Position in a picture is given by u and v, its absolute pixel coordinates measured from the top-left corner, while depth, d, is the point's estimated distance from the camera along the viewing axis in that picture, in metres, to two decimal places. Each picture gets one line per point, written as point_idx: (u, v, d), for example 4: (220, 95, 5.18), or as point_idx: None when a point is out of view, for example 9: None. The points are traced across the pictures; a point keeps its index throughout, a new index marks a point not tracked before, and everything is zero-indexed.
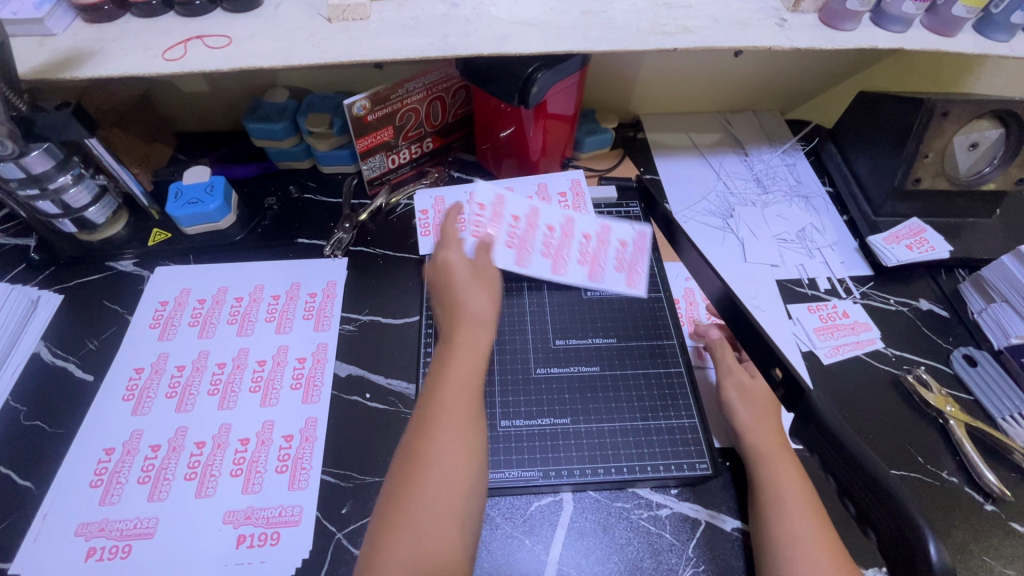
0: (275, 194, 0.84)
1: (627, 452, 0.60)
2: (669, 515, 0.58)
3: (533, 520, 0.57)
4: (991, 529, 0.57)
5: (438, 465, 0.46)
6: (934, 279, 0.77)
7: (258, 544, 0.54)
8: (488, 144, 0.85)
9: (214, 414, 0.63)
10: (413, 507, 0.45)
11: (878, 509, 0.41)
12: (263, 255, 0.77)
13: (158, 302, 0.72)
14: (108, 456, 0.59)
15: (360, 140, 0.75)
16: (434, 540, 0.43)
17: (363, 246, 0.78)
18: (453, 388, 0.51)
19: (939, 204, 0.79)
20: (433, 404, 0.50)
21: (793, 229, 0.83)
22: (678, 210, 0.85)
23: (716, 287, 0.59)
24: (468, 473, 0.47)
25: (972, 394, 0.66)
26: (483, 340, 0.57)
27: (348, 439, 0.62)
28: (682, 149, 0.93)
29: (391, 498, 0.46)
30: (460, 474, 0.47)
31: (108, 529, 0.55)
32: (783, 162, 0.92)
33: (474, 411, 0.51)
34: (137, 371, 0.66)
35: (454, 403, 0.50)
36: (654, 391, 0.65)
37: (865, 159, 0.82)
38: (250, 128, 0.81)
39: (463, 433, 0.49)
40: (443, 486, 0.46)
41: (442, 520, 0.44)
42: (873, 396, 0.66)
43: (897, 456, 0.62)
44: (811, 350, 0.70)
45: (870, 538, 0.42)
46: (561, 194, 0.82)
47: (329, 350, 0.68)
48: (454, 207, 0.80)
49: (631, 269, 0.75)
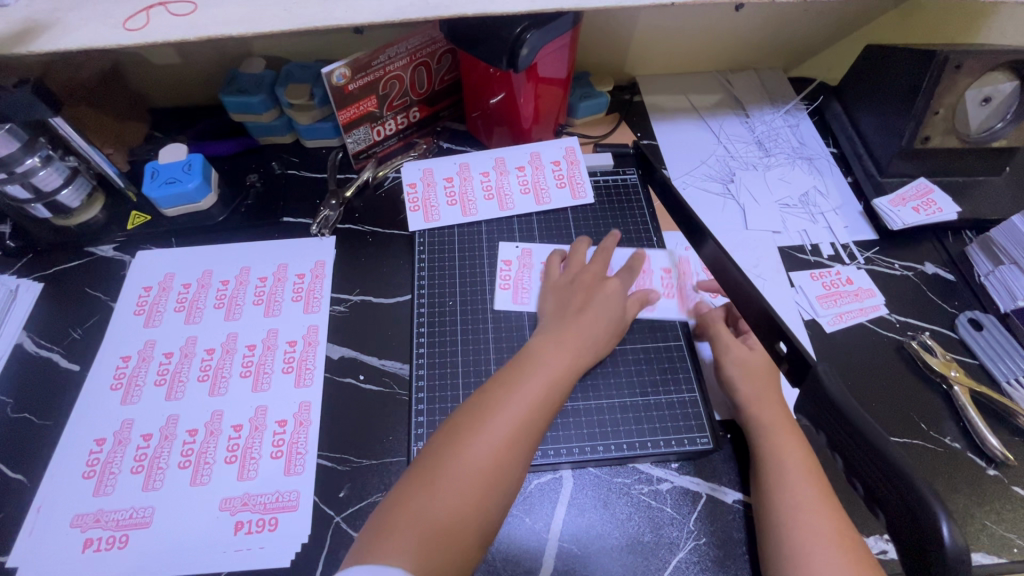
0: (256, 171, 0.81)
1: (627, 429, 0.60)
2: (670, 489, 0.57)
3: (532, 498, 0.57)
4: (993, 494, 0.57)
5: (482, 441, 0.49)
6: (940, 242, 0.75)
7: (256, 530, 0.54)
8: (477, 112, 0.81)
9: (205, 401, 0.61)
10: (445, 474, 0.47)
11: (892, 493, 0.38)
12: (248, 235, 0.75)
13: (140, 288, 0.70)
14: (99, 447, 0.58)
15: (343, 111, 0.72)
16: (452, 508, 0.46)
17: (351, 223, 0.76)
18: (528, 383, 0.54)
19: (949, 163, 0.75)
20: (502, 391, 0.53)
21: (795, 193, 0.80)
22: (677, 176, 0.82)
23: (713, 256, 0.57)
24: (509, 462, 0.49)
25: (977, 358, 0.65)
26: (574, 349, 0.59)
27: (343, 422, 0.61)
28: (680, 111, 0.89)
29: (443, 445, 0.49)
30: (507, 448, 0.49)
31: (104, 520, 0.54)
32: (785, 122, 0.88)
33: (541, 406, 0.53)
34: (124, 359, 0.64)
35: (523, 395, 0.53)
36: (654, 365, 0.64)
37: (873, 118, 0.79)
38: (226, 102, 0.77)
39: (517, 422, 0.51)
40: (487, 448, 0.49)
41: (471, 480, 0.47)
42: (877, 363, 0.65)
43: (900, 423, 0.61)
44: (813, 319, 0.68)
45: (879, 520, 0.39)
46: (555, 162, 0.79)
47: (320, 333, 0.66)
48: (444, 181, 0.77)
49: (682, 293, 0.69)
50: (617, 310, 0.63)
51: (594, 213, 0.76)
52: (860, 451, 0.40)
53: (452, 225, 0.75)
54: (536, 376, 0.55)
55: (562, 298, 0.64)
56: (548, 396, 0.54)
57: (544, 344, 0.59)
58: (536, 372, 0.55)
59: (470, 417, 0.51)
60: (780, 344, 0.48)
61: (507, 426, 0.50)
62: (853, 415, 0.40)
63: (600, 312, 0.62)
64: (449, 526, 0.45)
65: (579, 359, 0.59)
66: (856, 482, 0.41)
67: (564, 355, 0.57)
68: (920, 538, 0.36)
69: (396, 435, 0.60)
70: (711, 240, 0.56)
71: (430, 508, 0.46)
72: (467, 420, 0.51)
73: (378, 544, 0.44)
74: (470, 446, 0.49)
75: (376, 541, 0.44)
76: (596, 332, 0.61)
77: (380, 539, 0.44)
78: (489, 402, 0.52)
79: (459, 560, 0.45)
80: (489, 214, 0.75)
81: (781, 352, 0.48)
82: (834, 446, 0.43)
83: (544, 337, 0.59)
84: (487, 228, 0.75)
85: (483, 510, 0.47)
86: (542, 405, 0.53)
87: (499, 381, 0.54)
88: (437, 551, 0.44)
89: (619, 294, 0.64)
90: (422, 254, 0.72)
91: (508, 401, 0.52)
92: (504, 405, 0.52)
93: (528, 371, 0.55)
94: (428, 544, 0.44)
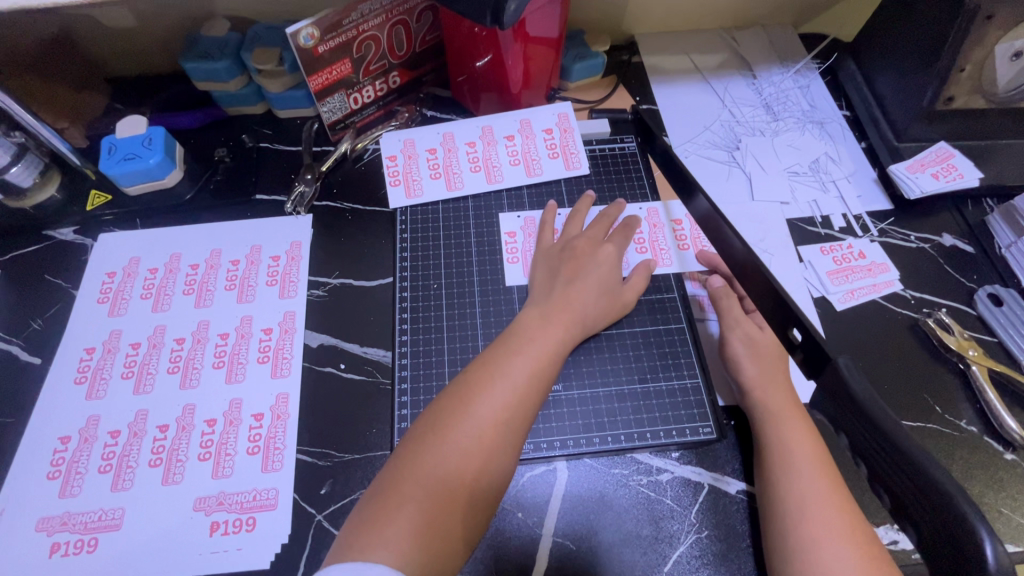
0: (225, 144, 0.75)
1: (625, 419, 0.56)
2: (670, 481, 0.54)
3: (524, 492, 0.54)
4: (1011, 479, 0.54)
5: (468, 425, 0.46)
6: (959, 211, 0.70)
7: (233, 530, 0.51)
8: (463, 76, 0.74)
9: (176, 394, 0.57)
10: (429, 460, 0.44)
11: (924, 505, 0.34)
12: (217, 215, 0.70)
13: (104, 274, 0.65)
14: (64, 446, 0.55)
15: (314, 77, 0.65)
16: (436, 497, 0.43)
17: (328, 200, 0.70)
18: (516, 361, 0.50)
19: (971, 126, 0.70)
20: (486, 372, 0.49)
21: (805, 160, 0.75)
22: (678, 144, 0.76)
23: (712, 219, 0.52)
24: (498, 447, 0.46)
25: (996, 335, 0.61)
26: (567, 323, 0.55)
27: (323, 415, 0.57)
28: (682, 73, 0.83)
29: (432, 424, 0.46)
30: (499, 427, 0.46)
31: (71, 523, 0.51)
32: (795, 83, 0.82)
33: (535, 382, 0.50)
34: (88, 351, 0.60)
35: (515, 370, 0.49)
36: (653, 350, 0.60)
37: (891, 77, 0.73)
38: (188, 68, 0.70)
39: (505, 404, 0.47)
40: (479, 427, 0.46)
41: (462, 460, 0.44)
42: (890, 343, 0.61)
43: (913, 406, 0.58)
44: (823, 296, 0.64)
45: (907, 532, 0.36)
46: (547, 130, 0.73)
47: (297, 320, 0.62)
48: (427, 153, 0.72)
49: (696, 241, 0.67)
50: (611, 277, 0.59)
51: (590, 185, 0.71)
52: (889, 459, 0.36)
53: (437, 200, 0.69)
54: (529, 350, 0.51)
55: (553, 265, 0.60)
56: (538, 376, 0.50)
57: (536, 318, 0.55)
58: (529, 346, 0.52)
59: (454, 401, 0.48)
60: (793, 332, 0.44)
61: (494, 409, 0.47)
62: (885, 420, 0.36)
63: (590, 282, 0.58)
64: (437, 509, 0.42)
65: (574, 334, 0.55)
66: (881, 490, 0.37)
67: (558, 329, 0.54)
68: (956, 557, 0.33)
69: (379, 428, 0.57)
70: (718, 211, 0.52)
71: (415, 500, 0.42)
72: (456, 398, 0.48)
73: (360, 542, 0.40)
74: (455, 432, 0.45)
75: (358, 538, 0.41)
76: (590, 302, 0.57)
77: (362, 536, 0.41)
78: (473, 384, 0.48)
79: (449, 555, 0.42)
80: (476, 187, 0.70)
81: (794, 340, 0.44)
82: (856, 451, 0.39)
83: (531, 313, 0.56)
84: (474, 203, 0.70)
85: (473, 499, 0.44)
86: (532, 386, 0.49)
87: (491, 356, 0.51)
88: (424, 546, 0.41)
89: (614, 258, 0.61)
90: (405, 233, 0.68)
91: (497, 377, 0.49)
92: (489, 387, 0.48)
93: (515, 349, 0.51)
94: (415, 538, 0.41)
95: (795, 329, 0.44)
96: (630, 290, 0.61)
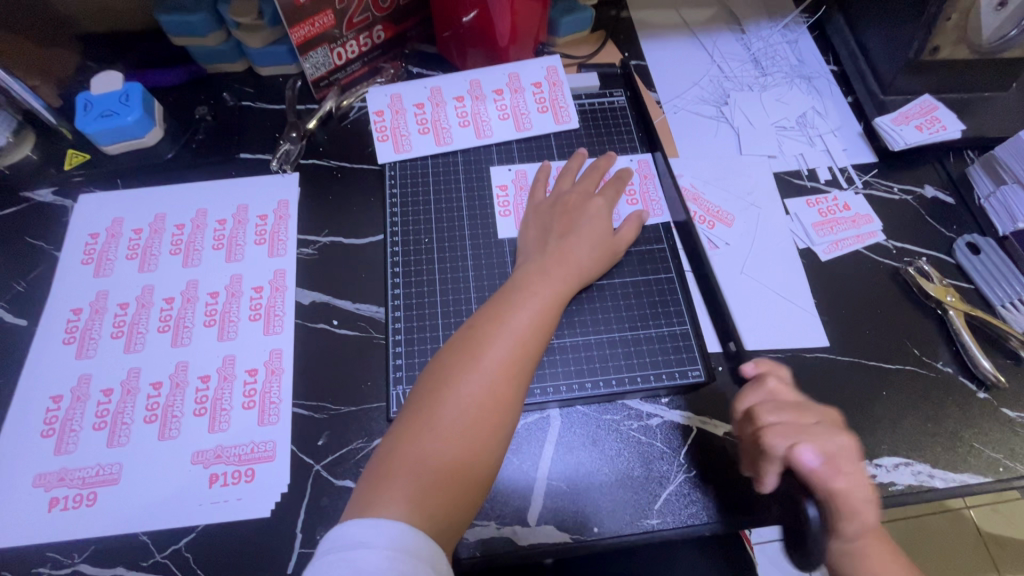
0: (206, 103, 0.73)
1: (617, 365, 0.58)
2: (660, 424, 0.56)
3: (519, 438, 0.55)
4: (983, 415, 0.57)
5: (474, 382, 0.46)
6: (941, 163, 0.71)
7: (232, 481, 0.52)
8: (449, 31, 0.72)
9: (168, 352, 0.57)
10: (436, 420, 0.45)
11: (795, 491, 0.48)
12: (200, 174, 0.68)
13: (87, 235, 0.64)
14: (56, 404, 0.55)
15: (296, 29, 0.64)
16: (449, 455, 0.44)
17: (315, 158, 0.69)
18: (518, 316, 0.51)
19: (955, 77, 0.70)
20: (489, 328, 0.50)
21: (793, 114, 0.75)
22: (667, 100, 0.76)
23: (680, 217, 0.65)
24: (506, 400, 0.47)
25: (973, 283, 0.63)
26: (564, 277, 0.55)
27: (318, 369, 0.57)
28: (670, 28, 0.82)
29: (437, 383, 0.47)
30: (503, 382, 0.47)
31: (69, 479, 0.51)
32: (783, 38, 0.82)
33: (537, 337, 0.50)
34: (75, 312, 0.59)
35: (516, 326, 0.50)
36: (643, 300, 0.61)
37: (878, 29, 0.72)
38: (164, 22, 0.68)
39: (510, 359, 0.48)
40: (483, 383, 0.46)
41: (470, 417, 0.45)
42: (870, 290, 0.63)
43: (893, 350, 0.60)
44: (808, 247, 0.65)
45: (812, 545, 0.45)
46: (536, 84, 0.72)
47: (288, 277, 0.62)
48: (414, 108, 0.70)
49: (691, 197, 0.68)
50: (601, 226, 0.60)
51: (580, 139, 0.71)
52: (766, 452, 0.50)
53: (425, 156, 0.69)
54: (529, 306, 0.52)
55: (542, 219, 0.61)
56: (540, 331, 0.51)
57: (532, 275, 0.55)
58: (528, 301, 0.52)
59: (460, 356, 0.48)
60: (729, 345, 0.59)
61: (500, 364, 0.47)
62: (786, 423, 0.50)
63: (581, 233, 0.59)
64: (451, 466, 0.43)
65: (573, 289, 0.56)
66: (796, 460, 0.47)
67: (556, 285, 0.54)
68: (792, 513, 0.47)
69: (375, 380, 0.57)
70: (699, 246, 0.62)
71: (427, 458, 0.43)
72: (458, 358, 0.48)
73: (373, 499, 0.41)
74: (462, 387, 0.46)
75: (372, 493, 0.42)
76: (584, 256, 0.58)
77: (375, 493, 0.41)
78: (476, 342, 0.49)
79: (462, 508, 0.43)
80: (465, 142, 0.69)
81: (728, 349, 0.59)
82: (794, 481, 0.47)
83: (528, 268, 0.56)
84: (463, 158, 0.69)
85: (486, 453, 0.45)
86: (533, 338, 0.50)
87: (489, 314, 0.51)
88: (438, 498, 0.42)
89: (604, 212, 0.61)
90: (393, 188, 0.67)
91: (499, 333, 0.49)
92: (493, 343, 0.48)
93: (514, 305, 0.52)
94: (430, 490, 0.42)
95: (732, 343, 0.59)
96: (620, 240, 0.61)
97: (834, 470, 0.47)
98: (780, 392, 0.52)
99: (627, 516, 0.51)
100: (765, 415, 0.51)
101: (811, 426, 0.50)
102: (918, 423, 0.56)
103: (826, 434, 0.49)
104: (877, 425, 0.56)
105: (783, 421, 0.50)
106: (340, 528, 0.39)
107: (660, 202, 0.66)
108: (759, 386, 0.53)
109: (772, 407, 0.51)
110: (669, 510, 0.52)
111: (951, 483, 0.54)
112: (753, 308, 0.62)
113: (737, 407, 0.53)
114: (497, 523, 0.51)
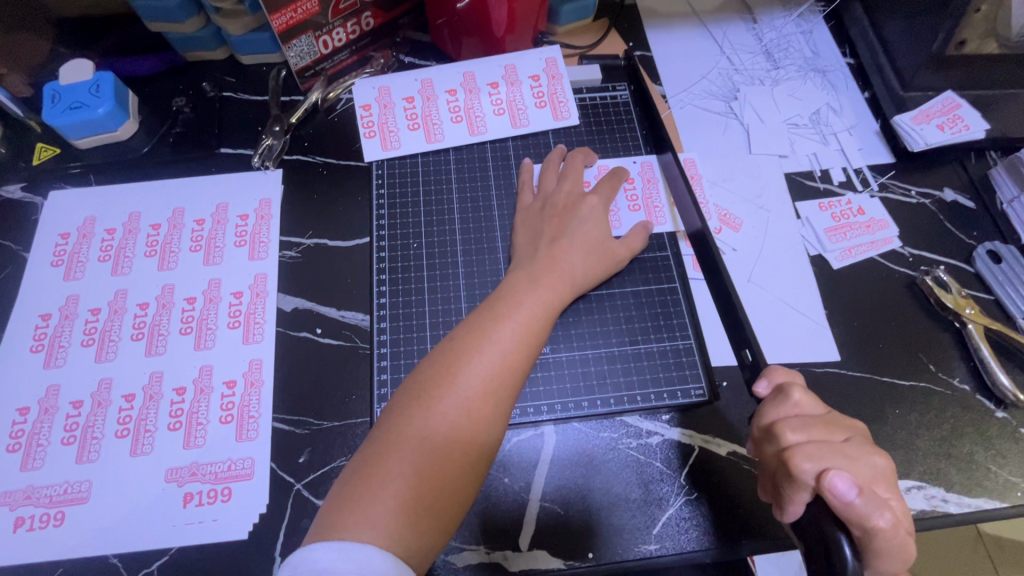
0: (184, 93, 0.69)
1: (615, 381, 0.55)
2: (659, 443, 0.53)
3: (510, 458, 0.52)
4: (1001, 436, 0.54)
5: (454, 398, 0.43)
6: (962, 165, 0.67)
7: (208, 501, 0.49)
8: (443, 18, 0.67)
9: (141, 362, 0.54)
10: (410, 437, 0.42)
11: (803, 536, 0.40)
12: (178, 170, 0.64)
13: (57, 235, 0.60)
14: (22, 417, 0.52)
15: (277, 15, 0.59)
16: (425, 476, 0.41)
17: (299, 154, 0.65)
18: (503, 327, 0.47)
19: (980, 74, 0.66)
20: (472, 339, 0.46)
21: (806, 111, 0.71)
22: (673, 94, 0.72)
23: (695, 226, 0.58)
24: (487, 419, 0.43)
25: (993, 293, 0.60)
26: (553, 285, 0.52)
27: (299, 382, 0.54)
28: (678, 16, 0.78)
29: (416, 396, 0.44)
30: (485, 397, 0.44)
31: (35, 497, 0.49)
32: (797, 28, 0.78)
33: (524, 350, 0.47)
34: (43, 318, 0.56)
35: (501, 338, 0.46)
36: (645, 311, 0.58)
37: (900, 20, 0.68)
38: (137, 6, 0.63)
39: (494, 372, 0.45)
40: (466, 398, 0.43)
41: (449, 434, 0.42)
42: (885, 301, 0.60)
43: (909, 366, 0.57)
44: (820, 254, 0.62)
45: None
46: (534, 77, 0.68)
47: (269, 282, 0.58)
48: (404, 102, 0.66)
49: None
50: (598, 230, 0.57)
51: (580, 136, 0.67)
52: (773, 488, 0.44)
53: (415, 153, 0.65)
54: (515, 315, 0.48)
55: (535, 224, 0.58)
56: (527, 343, 0.47)
57: (519, 283, 0.52)
58: (516, 310, 0.49)
59: (440, 369, 0.45)
60: (745, 352, 0.53)
61: (481, 379, 0.44)
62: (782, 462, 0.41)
63: (577, 238, 0.55)
64: (427, 487, 0.40)
65: (566, 299, 0.53)
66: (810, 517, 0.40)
67: (547, 294, 0.51)
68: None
69: (360, 393, 0.54)
70: (717, 270, 0.55)
71: (402, 478, 0.40)
72: (439, 370, 0.45)
73: (342, 522, 0.38)
74: (440, 404, 0.43)
75: (340, 516, 0.39)
76: (577, 262, 0.54)
77: (343, 515, 0.39)
78: (458, 353, 0.45)
79: (437, 530, 0.40)
80: (458, 139, 0.65)
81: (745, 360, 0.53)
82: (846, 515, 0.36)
83: (516, 276, 0.53)
84: (456, 156, 0.65)
85: (466, 470, 0.42)
86: (519, 351, 0.47)
87: (475, 324, 0.48)
88: (413, 523, 0.39)
89: (600, 211, 0.58)
90: (381, 189, 0.63)
91: (483, 345, 0.46)
92: (476, 356, 0.45)
93: (500, 315, 0.48)
94: (406, 512, 0.39)
95: (747, 350, 0.52)
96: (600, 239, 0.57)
97: (877, 505, 0.36)
98: (808, 405, 0.43)
99: (624, 541, 0.49)
100: (790, 434, 0.41)
101: (843, 445, 0.40)
102: (930, 444, 0.53)
103: (863, 456, 0.39)
104: (888, 445, 0.53)
105: (810, 441, 0.40)
106: (303, 553, 0.36)
107: (663, 207, 0.63)
108: (782, 394, 0.43)
109: (798, 423, 0.41)
110: (668, 535, 0.49)
111: (965, 507, 0.51)
112: (760, 319, 0.58)
113: (757, 422, 0.44)
114: (487, 547, 0.48)
